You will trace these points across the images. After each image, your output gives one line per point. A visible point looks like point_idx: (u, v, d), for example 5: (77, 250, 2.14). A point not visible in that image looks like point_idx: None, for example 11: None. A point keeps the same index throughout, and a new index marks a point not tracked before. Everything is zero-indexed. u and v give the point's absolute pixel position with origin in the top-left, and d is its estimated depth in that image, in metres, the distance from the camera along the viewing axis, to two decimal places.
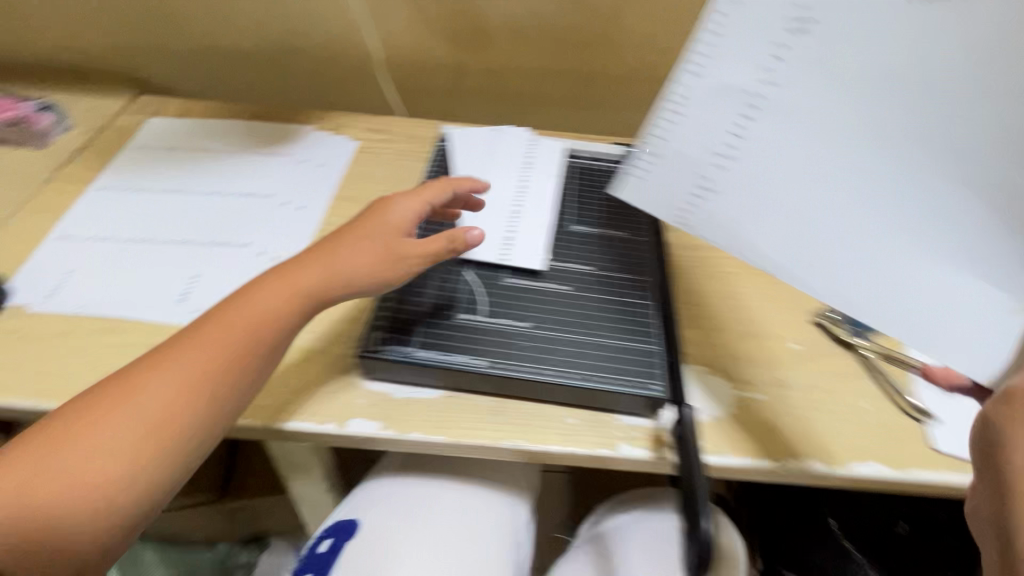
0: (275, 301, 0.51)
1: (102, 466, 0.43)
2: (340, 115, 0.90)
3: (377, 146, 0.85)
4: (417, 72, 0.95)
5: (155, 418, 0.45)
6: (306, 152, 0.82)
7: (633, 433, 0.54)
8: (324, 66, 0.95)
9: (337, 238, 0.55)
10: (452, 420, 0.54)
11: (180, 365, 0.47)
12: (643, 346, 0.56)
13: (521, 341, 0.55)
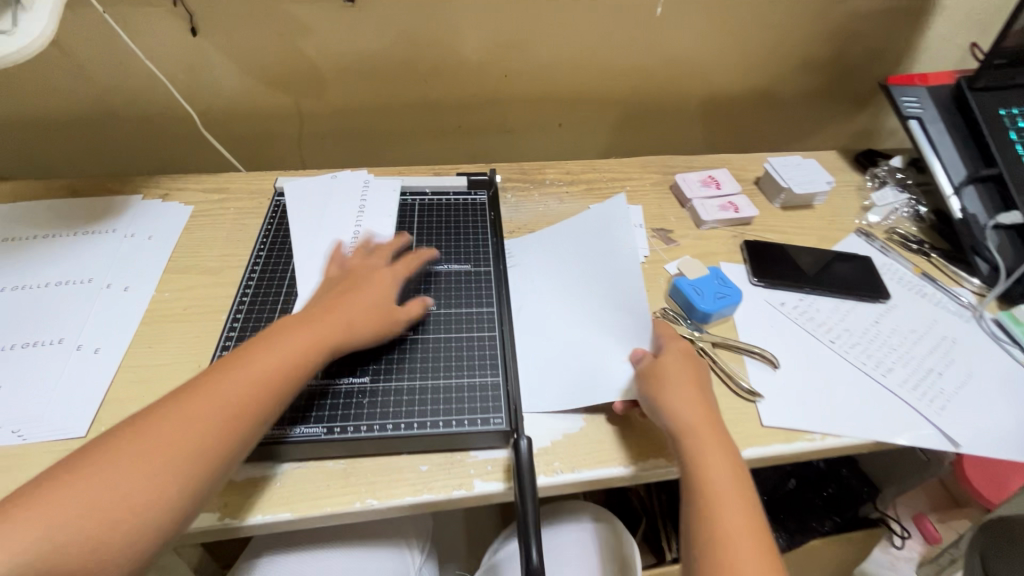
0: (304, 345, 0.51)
1: (138, 493, 0.41)
2: (172, 179, 0.85)
3: (215, 208, 0.81)
4: (257, 123, 0.92)
5: (186, 447, 0.43)
6: (133, 226, 0.77)
7: (487, 466, 0.55)
8: (151, 128, 0.89)
9: (309, 315, 0.53)
10: (300, 493, 0.52)
11: (214, 403, 0.45)
12: (484, 382, 0.57)
13: (359, 399, 0.54)
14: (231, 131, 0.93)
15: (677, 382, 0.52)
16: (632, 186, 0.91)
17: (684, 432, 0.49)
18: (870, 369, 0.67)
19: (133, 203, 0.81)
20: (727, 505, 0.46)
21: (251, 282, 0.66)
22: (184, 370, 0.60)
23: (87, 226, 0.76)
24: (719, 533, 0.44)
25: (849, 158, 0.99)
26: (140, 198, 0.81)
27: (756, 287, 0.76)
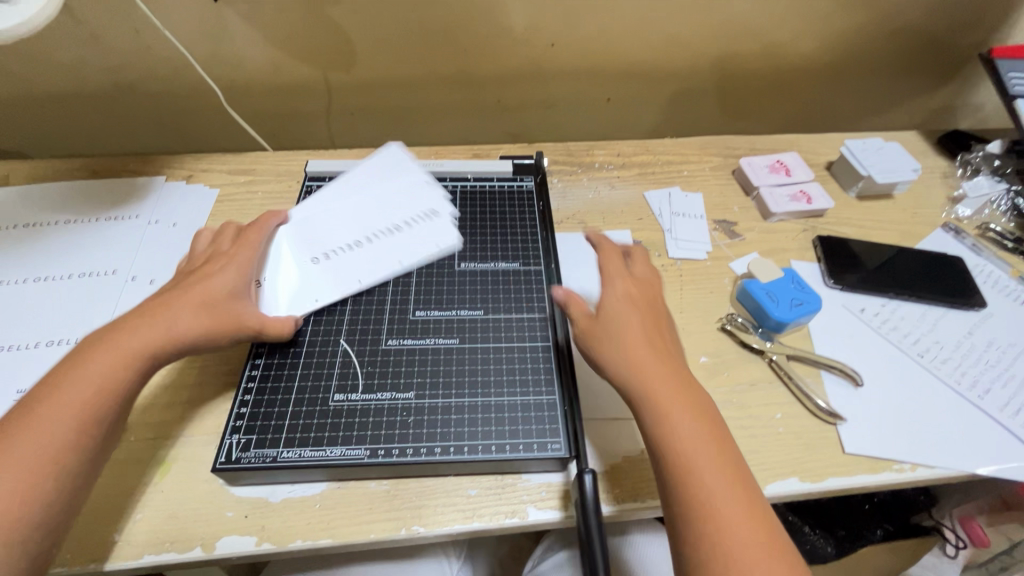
0: (190, 325, 0.46)
1: (16, 469, 0.39)
2: (196, 158, 0.79)
3: (242, 192, 0.76)
4: (283, 99, 0.86)
5: (50, 431, 0.40)
6: (156, 210, 0.72)
7: (541, 492, 0.50)
8: (172, 104, 0.84)
9: (174, 293, 0.49)
10: (341, 517, 0.48)
11: (82, 376, 0.43)
12: (539, 400, 0.52)
13: (403, 417, 0.50)
14: (255, 107, 0.86)
15: (620, 328, 0.49)
16: (690, 171, 0.83)
17: (633, 381, 0.46)
18: (964, 390, 0.60)
19: (155, 184, 0.76)
20: (700, 449, 0.42)
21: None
22: (212, 373, 0.56)
23: (108, 210, 0.72)
24: (691, 481, 0.41)
25: (934, 140, 0.89)
26: (162, 180, 0.76)
27: (832, 290, 0.69)
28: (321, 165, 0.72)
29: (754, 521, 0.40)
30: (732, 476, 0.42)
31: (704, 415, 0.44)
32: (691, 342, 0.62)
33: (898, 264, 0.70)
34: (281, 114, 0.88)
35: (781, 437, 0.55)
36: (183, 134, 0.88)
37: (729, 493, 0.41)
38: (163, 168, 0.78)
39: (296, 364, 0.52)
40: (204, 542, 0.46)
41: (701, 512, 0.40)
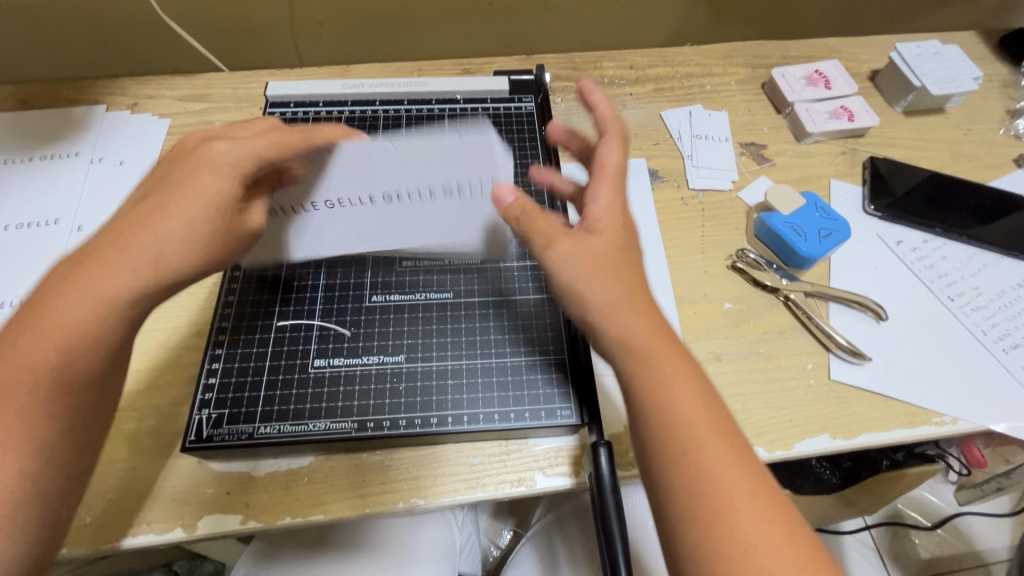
0: (173, 230, 0.34)
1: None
2: (140, 82, 0.68)
3: (197, 122, 0.65)
4: (232, 7, 0.72)
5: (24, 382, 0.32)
6: (99, 147, 0.63)
7: (550, 457, 0.46)
8: (102, 17, 0.70)
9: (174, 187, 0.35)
10: (332, 490, 0.44)
11: (60, 309, 0.32)
12: (544, 360, 0.46)
13: (393, 383, 0.44)
14: (201, 19, 0.73)
15: (584, 275, 0.35)
16: (714, 85, 0.72)
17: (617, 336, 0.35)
18: (991, 343, 0.54)
19: (95, 115, 0.65)
20: (690, 397, 0.33)
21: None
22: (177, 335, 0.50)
23: (41, 150, 0.62)
24: (675, 433, 0.32)
25: (995, 42, 0.77)
26: (101, 109, 0.65)
27: (870, 218, 0.61)
28: (283, 88, 0.61)
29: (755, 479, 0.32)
30: (732, 452, 0.32)
31: (703, 395, 0.34)
32: (714, 286, 0.56)
33: (944, 191, 0.62)
34: (234, 26, 0.75)
35: (811, 390, 0.50)
36: (122, 54, 0.76)
37: (732, 477, 0.32)
38: (101, 96, 0.67)
39: (269, 329, 0.46)
40: (185, 520, 0.43)
41: (694, 477, 0.32)
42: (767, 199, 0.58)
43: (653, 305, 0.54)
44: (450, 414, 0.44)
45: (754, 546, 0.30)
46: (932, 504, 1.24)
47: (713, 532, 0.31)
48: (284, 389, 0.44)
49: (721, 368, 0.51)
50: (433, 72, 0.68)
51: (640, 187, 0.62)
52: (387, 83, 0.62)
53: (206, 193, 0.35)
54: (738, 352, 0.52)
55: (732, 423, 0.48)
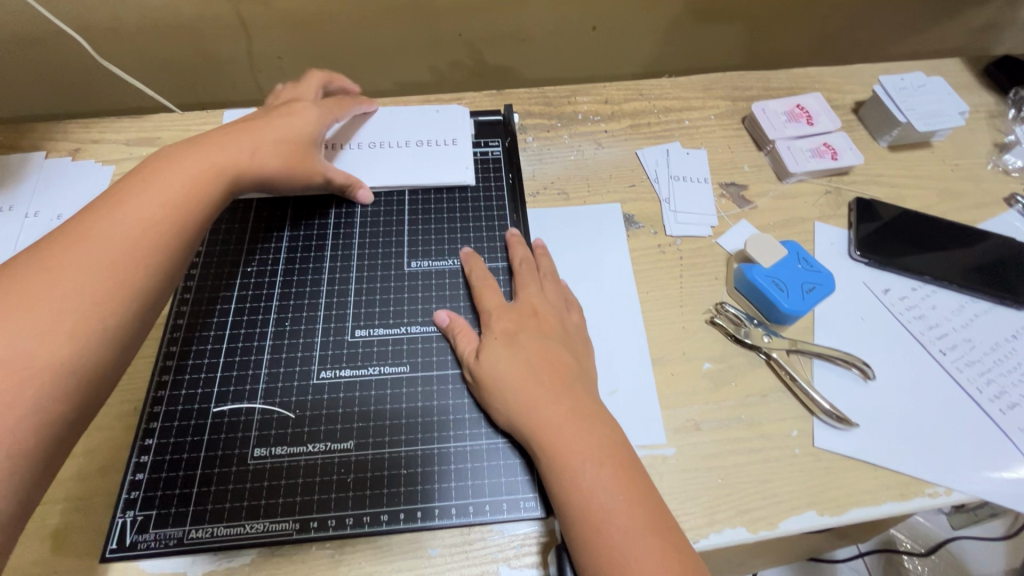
0: (219, 160, 0.43)
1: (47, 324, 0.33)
2: (84, 125, 0.64)
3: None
4: (187, 43, 0.69)
5: (154, 212, 0.39)
6: (36, 198, 0.58)
7: (516, 548, 0.42)
8: (46, 55, 0.66)
9: (210, 142, 0.44)
10: None
11: (150, 185, 0.39)
12: (506, 443, 0.42)
13: (341, 475, 0.40)
14: (154, 55, 0.70)
15: (504, 377, 0.41)
16: (693, 120, 0.69)
17: (524, 426, 0.40)
18: (985, 402, 0.51)
19: (34, 162, 0.61)
20: (585, 465, 0.37)
21: (189, 285, 0.48)
22: (109, 416, 0.46)
23: None
24: (587, 516, 0.36)
25: (981, 71, 0.74)
26: (40, 156, 0.61)
27: (856, 263, 0.58)
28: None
29: (661, 538, 0.36)
30: (646, 524, 0.36)
31: (616, 473, 0.38)
32: (692, 344, 0.52)
33: (935, 235, 0.59)
34: (189, 62, 0.71)
35: (797, 460, 0.47)
36: (71, 92, 0.72)
37: (647, 550, 0.35)
38: (42, 140, 0.62)
39: (205, 414, 0.42)
40: None
41: (591, 534, 0.36)
42: (746, 248, 0.55)
43: (629, 367, 0.51)
44: (403, 511, 0.40)
45: None
46: (926, 529, 1.22)
47: None
48: (220, 485, 0.40)
49: (701, 438, 0.48)
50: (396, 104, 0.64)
51: (615, 234, 0.58)
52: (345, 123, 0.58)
53: (248, 153, 0.45)
54: (718, 419, 0.49)
55: (712, 502, 0.45)
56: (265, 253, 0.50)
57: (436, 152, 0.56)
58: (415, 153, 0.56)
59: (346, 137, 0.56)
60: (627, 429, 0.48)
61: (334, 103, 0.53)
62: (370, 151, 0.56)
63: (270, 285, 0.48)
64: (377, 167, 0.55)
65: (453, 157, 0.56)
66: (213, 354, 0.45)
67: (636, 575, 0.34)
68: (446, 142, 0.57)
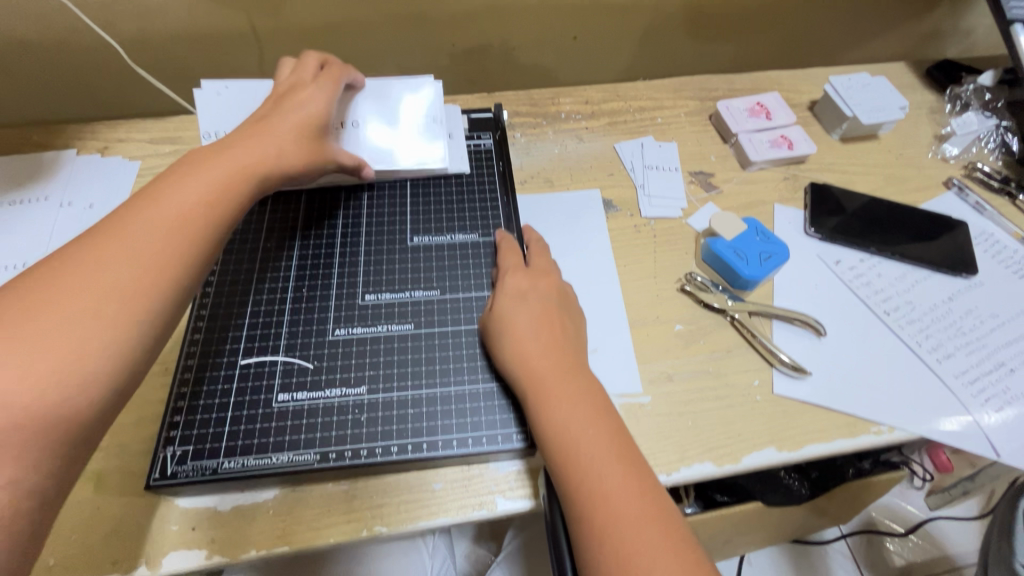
0: (224, 168, 0.45)
1: (36, 368, 0.33)
2: (111, 125, 0.70)
3: (169, 164, 0.67)
4: (205, 53, 0.76)
5: (168, 223, 0.41)
6: (69, 190, 0.64)
7: (509, 480, 0.47)
8: (77, 64, 0.73)
9: (214, 151, 0.47)
10: (298, 522, 0.45)
11: (161, 207, 0.41)
12: (500, 387, 0.48)
13: (355, 415, 0.46)
14: (175, 64, 0.76)
15: (505, 330, 0.47)
16: (665, 117, 0.76)
17: (518, 370, 0.46)
18: (925, 354, 0.57)
19: (66, 158, 0.67)
20: (566, 404, 0.43)
21: None
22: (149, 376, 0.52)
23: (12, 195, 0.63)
24: (565, 447, 0.41)
25: (921, 72, 0.83)
26: (71, 153, 0.67)
27: (811, 238, 0.65)
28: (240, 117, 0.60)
29: (627, 467, 0.41)
30: (617, 458, 0.41)
31: (596, 415, 0.43)
32: (665, 309, 0.59)
33: (879, 213, 0.66)
34: (205, 70, 0.78)
35: (758, 405, 0.53)
36: (96, 97, 0.78)
37: (613, 479, 0.40)
38: (74, 139, 0.69)
39: (234, 365, 0.48)
40: (149, 556, 0.43)
41: (566, 461, 0.41)
42: (711, 225, 0.62)
43: (609, 328, 0.57)
44: (411, 446, 0.45)
45: (631, 541, 0.37)
46: (904, 511, 1.27)
47: (594, 527, 0.38)
48: (250, 424, 0.45)
49: (673, 388, 0.54)
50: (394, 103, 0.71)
51: (595, 217, 0.65)
52: None
53: (255, 156, 0.47)
54: (689, 371, 0.55)
55: (683, 440, 0.51)
56: (282, 229, 0.56)
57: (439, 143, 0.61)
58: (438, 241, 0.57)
59: None
60: (608, 380, 0.54)
61: (327, 78, 0.54)
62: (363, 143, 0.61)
63: (288, 258, 0.54)
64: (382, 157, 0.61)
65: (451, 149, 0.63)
66: (239, 316, 0.50)
67: (600, 493, 0.39)
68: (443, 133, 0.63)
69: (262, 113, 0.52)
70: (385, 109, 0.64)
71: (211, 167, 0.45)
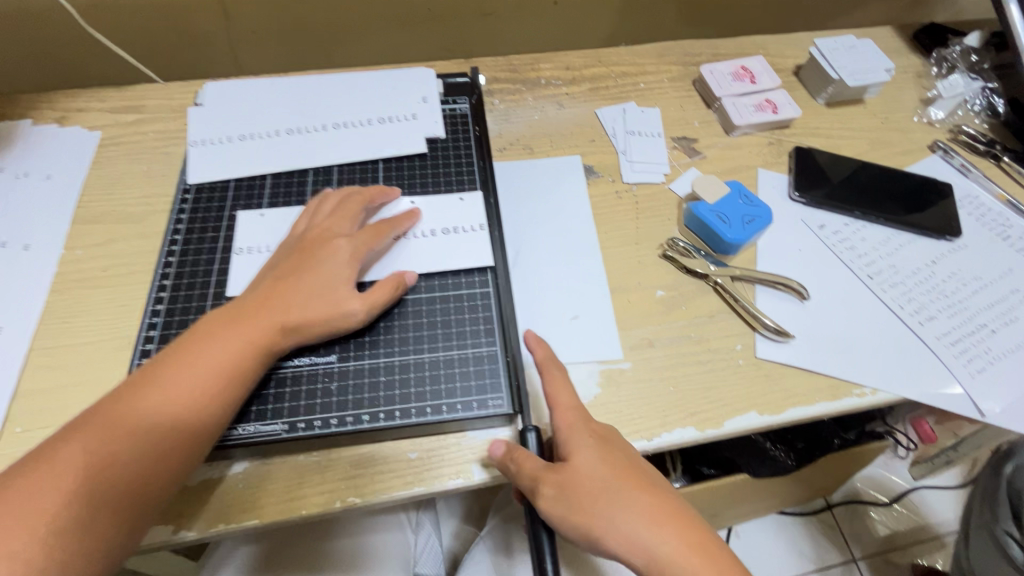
0: (254, 330, 0.42)
1: (24, 535, 0.34)
2: (69, 94, 0.67)
3: (130, 134, 0.64)
4: (167, 19, 0.72)
5: (186, 395, 0.39)
6: (24, 161, 0.61)
7: (486, 449, 0.46)
8: (31, 30, 0.69)
9: (260, 294, 0.44)
10: (267, 494, 0.43)
11: (185, 367, 0.40)
12: (475, 353, 0.48)
13: (324, 384, 0.46)
14: (136, 30, 0.73)
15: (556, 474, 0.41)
16: (648, 83, 0.74)
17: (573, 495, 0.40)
18: (907, 317, 0.57)
19: (21, 128, 0.63)
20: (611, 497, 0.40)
21: (179, 228, 0.53)
22: (113, 350, 0.50)
23: None
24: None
25: (908, 36, 0.81)
26: (26, 124, 0.64)
27: (795, 203, 0.64)
28: (206, 122, 0.57)
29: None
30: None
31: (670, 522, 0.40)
32: (646, 275, 0.58)
33: (862, 177, 0.65)
34: (169, 37, 0.75)
35: (741, 369, 0.52)
36: (54, 67, 0.74)
37: None
38: (29, 108, 0.65)
39: None
40: None
41: None
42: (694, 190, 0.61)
43: (590, 294, 0.56)
44: (383, 414, 0.45)
45: None
46: (889, 481, 1.28)
47: None
48: None
49: (654, 353, 0.53)
50: (367, 70, 0.68)
51: (575, 183, 0.63)
52: (323, 90, 0.61)
53: (285, 313, 0.44)
54: (671, 337, 0.54)
55: (665, 406, 0.50)
56: (250, 199, 0.55)
57: (465, 240, 0.53)
58: (439, 244, 0.53)
59: (319, 103, 0.60)
60: (589, 346, 0.53)
61: (371, 231, 0.49)
62: (336, 128, 0.58)
63: (256, 227, 0.53)
64: (356, 129, 0.59)
65: (428, 114, 0.61)
66: (205, 288, 0.50)
67: None
68: (417, 100, 0.61)
69: (315, 237, 0.48)
70: (350, 91, 0.61)
71: (241, 330, 0.42)
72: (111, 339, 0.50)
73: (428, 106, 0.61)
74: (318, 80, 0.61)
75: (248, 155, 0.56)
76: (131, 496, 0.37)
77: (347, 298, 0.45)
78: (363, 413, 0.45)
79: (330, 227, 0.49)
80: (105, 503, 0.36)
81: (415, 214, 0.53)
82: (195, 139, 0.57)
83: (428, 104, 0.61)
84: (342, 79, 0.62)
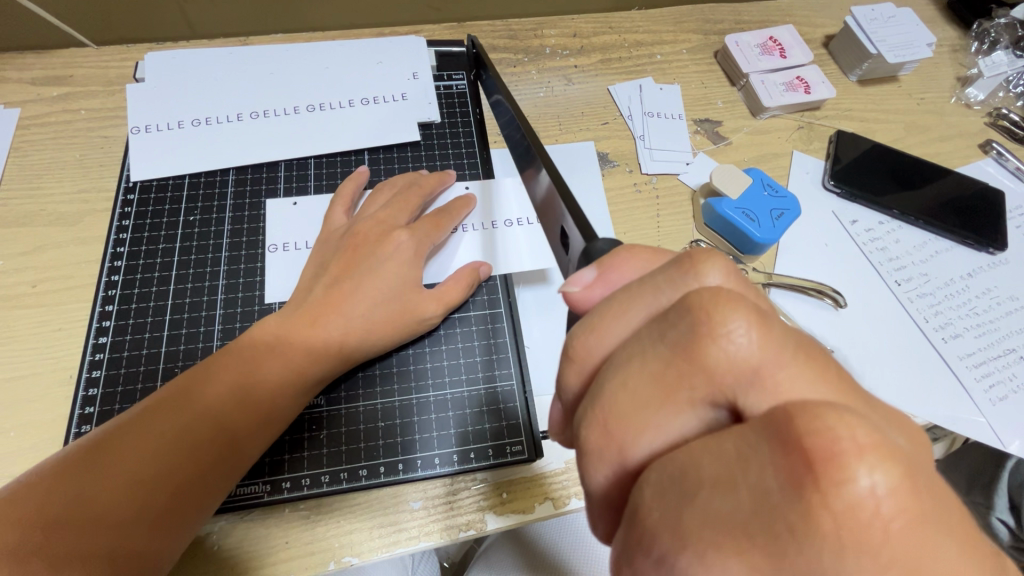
0: (322, 337, 0.39)
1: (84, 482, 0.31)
2: None
3: (57, 112, 0.53)
4: None
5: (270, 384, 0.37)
6: None
7: (501, 495, 0.40)
8: None
9: (307, 311, 0.39)
10: (248, 559, 0.37)
11: (262, 358, 0.38)
12: (489, 390, 0.43)
13: (313, 433, 0.40)
14: None
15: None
16: (665, 55, 0.66)
17: None
18: (930, 332, 0.52)
19: None
20: None
21: (124, 237, 0.45)
22: (50, 386, 0.42)
23: None
24: None
25: (944, 4, 0.74)
26: None
27: (829, 194, 0.58)
28: (148, 103, 0.47)
29: None
30: None
31: None
32: None
33: (904, 167, 0.59)
34: None
35: None
36: None
37: None
38: None
39: (152, 375, 0.41)
40: None
41: None
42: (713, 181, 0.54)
43: None
44: (381, 469, 0.39)
45: None
46: None
47: None
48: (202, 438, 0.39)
49: None
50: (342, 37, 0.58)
51: (589, 175, 0.56)
52: (292, 63, 0.51)
53: (336, 330, 0.39)
54: None
55: None
56: (208, 202, 0.46)
57: (517, 238, 0.47)
58: (491, 241, 0.46)
59: (289, 79, 0.50)
60: None
61: (430, 223, 0.43)
62: (311, 112, 0.49)
63: (217, 237, 0.45)
64: (334, 113, 0.49)
65: (422, 92, 0.52)
66: (157, 312, 0.43)
67: None
68: (407, 76, 0.52)
69: (369, 232, 0.42)
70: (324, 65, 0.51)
71: (314, 327, 0.39)
72: (47, 372, 0.42)
73: (421, 83, 0.52)
74: (284, 49, 0.51)
75: (205, 146, 0.47)
76: (190, 480, 0.33)
77: (416, 303, 0.41)
78: (358, 470, 0.39)
79: (382, 216, 0.43)
80: (173, 473, 0.33)
81: (471, 203, 0.46)
82: (137, 125, 0.47)
83: (419, 81, 0.52)
84: (314, 48, 0.52)
